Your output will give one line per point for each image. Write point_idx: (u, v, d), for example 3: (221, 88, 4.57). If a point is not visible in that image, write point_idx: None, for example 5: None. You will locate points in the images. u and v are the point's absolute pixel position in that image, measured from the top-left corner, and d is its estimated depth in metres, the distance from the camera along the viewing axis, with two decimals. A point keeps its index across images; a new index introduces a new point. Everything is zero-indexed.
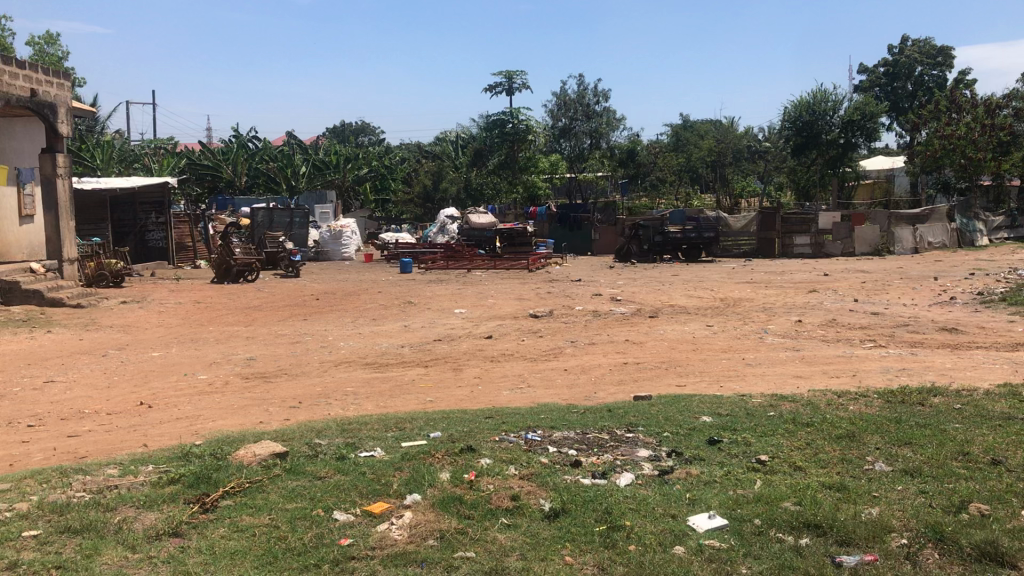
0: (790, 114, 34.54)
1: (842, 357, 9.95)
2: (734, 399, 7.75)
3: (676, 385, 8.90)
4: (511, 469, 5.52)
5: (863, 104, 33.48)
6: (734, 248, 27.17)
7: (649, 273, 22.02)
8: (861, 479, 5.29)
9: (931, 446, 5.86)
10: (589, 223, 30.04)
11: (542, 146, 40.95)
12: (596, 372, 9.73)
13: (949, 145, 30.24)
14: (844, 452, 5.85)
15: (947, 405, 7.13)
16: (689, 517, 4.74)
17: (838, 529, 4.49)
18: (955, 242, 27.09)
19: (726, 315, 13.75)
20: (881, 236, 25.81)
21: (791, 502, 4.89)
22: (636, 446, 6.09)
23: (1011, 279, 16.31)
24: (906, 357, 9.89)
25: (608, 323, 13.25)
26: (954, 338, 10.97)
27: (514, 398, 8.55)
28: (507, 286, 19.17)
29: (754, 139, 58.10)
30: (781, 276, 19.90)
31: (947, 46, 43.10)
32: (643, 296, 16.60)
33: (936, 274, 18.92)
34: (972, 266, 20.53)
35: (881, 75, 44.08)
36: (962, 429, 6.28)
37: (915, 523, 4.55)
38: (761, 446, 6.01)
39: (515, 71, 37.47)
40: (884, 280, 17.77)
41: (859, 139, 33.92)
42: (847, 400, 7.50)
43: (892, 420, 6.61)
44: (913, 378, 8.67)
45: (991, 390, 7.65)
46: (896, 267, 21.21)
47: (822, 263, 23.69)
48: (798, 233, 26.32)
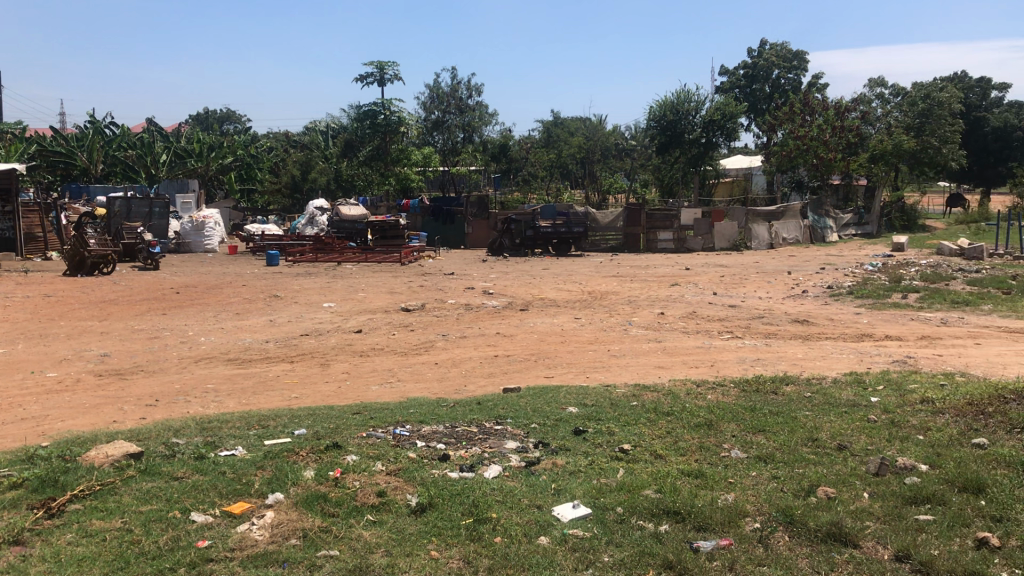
0: (655, 113, 35.42)
1: (701, 348, 10.30)
2: (599, 389, 7.90)
3: (544, 376, 9.03)
4: (378, 465, 5.44)
5: (723, 105, 34.57)
6: (601, 243, 27.61)
7: (520, 266, 22.23)
8: (718, 466, 5.49)
9: (783, 433, 6.13)
10: (462, 217, 30.10)
11: (414, 138, 40.22)
12: (467, 365, 9.75)
13: (802, 146, 31.41)
14: (702, 439, 6.05)
15: (799, 393, 7.48)
16: (554, 507, 4.80)
17: (696, 515, 4.63)
18: (808, 238, 28.48)
19: (594, 308, 14.00)
20: (739, 231, 26.93)
21: (652, 489, 5.03)
22: (504, 438, 6.12)
23: (858, 273, 17.21)
24: (761, 347, 10.32)
25: (479, 316, 13.31)
26: (806, 330, 11.52)
27: (382, 393, 8.48)
28: (376, 280, 18.95)
29: (622, 137, 59.32)
30: (646, 269, 20.50)
31: (801, 50, 45.03)
32: (513, 289, 16.72)
33: (790, 268, 19.81)
34: (824, 261, 21.51)
35: (740, 77, 45.82)
36: (812, 416, 6.61)
37: (767, 507, 4.76)
38: (624, 436, 6.14)
39: (387, 62, 36.80)
40: (741, 275, 18.46)
41: (720, 139, 35.01)
42: (706, 389, 7.78)
43: (748, 407, 6.90)
44: (767, 368, 9.09)
45: (837, 379, 8.10)
46: (753, 261, 22.09)
47: (683, 257, 24.45)
48: (662, 229, 27.17)
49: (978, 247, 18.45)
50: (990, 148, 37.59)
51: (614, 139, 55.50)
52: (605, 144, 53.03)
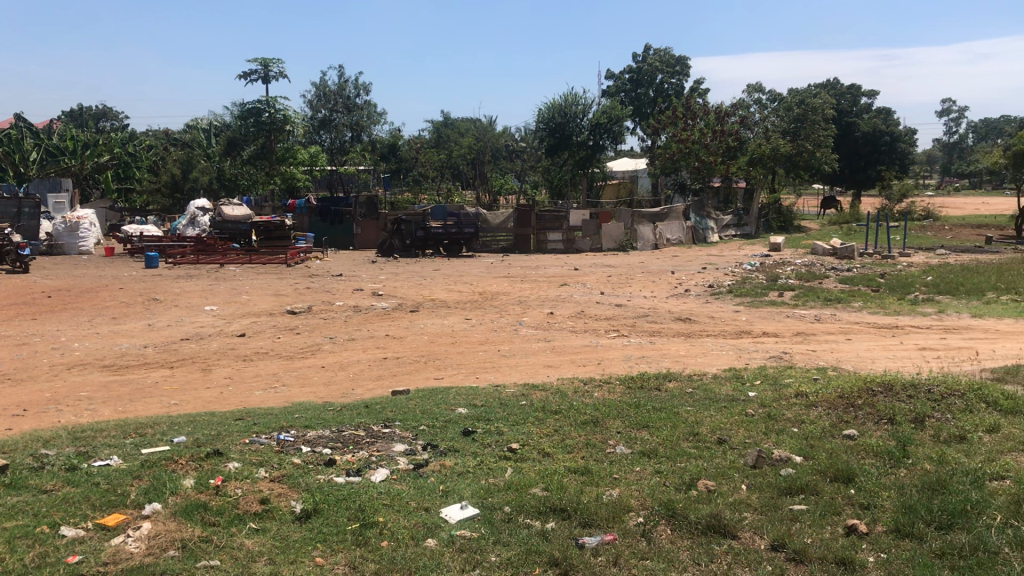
0: (544, 116, 35.67)
1: (588, 347, 10.46)
2: (488, 389, 7.94)
3: (433, 378, 9.01)
4: (261, 472, 5.32)
5: (609, 109, 35.24)
6: (492, 244, 27.54)
7: (410, 267, 22.10)
8: (603, 462, 5.58)
9: (665, 428, 6.29)
10: (351, 217, 29.77)
11: (300, 137, 39.47)
12: (355, 368, 9.63)
13: (685, 150, 32.25)
14: (589, 436, 6.15)
15: (681, 389, 7.69)
16: (442, 509, 4.80)
17: (581, 511, 4.70)
18: (690, 239, 29.30)
19: (484, 309, 14.04)
20: (626, 232, 27.45)
21: (539, 487, 5.08)
22: (392, 442, 6.07)
23: (738, 273, 17.79)
24: (646, 345, 10.56)
25: (368, 318, 13.17)
26: (689, 327, 11.86)
27: (267, 398, 8.30)
28: (261, 282, 18.53)
29: (511, 139, 59.70)
30: (535, 270, 20.69)
31: (684, 56, 46.30)
32: (403, 290, 16.62)
33: (674, 268, 20.33)
34: (706, 261, 22.16)
35: (625, 82, 46.77)
36: (693, 411, 6.81)
37: (650, 501, 4.87)
38: (513, 435, 6.18)
39: (272, 59, 36.07)
40: (628, 275, 18.83)
41: (606, 142, 35.70)
42: (592, 387, 7.91)
43: (632, 404, 7.05)
44: (651, 365, 9.30)
45: (718, 374, 8.36)
46: (638, 262, 22.56)
47: (572, 258, 24.76)
48: (551, 230, 27.47)
49: (849, 247, 19.32)
50: (860, 152, 39.39)
51: (504, 141, 55.82)
52: (494, 146, 53.22)
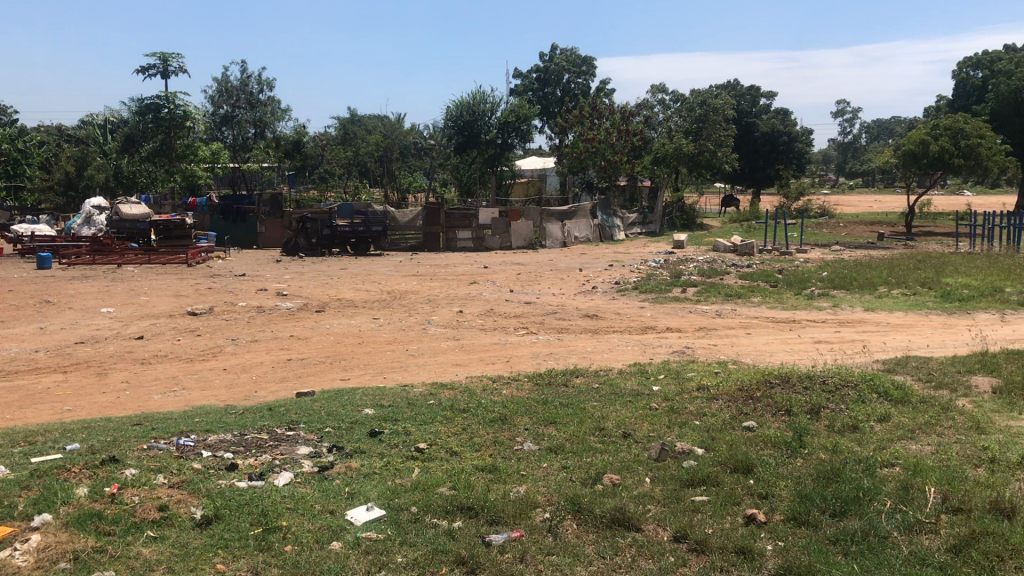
0: (451, 113, 35.43)
1: (496, 345, 10.49)
2: (395, 389, 7.88)
3: (339, 379, 8.89)
4: (159, 478, 5.16)
5: (517, 107, 35.44)
6: (401, 241, 27.49)
7: (316, 267, 21.76)
8: (511, 460, 5.60)
9: (572, 424, 6.35)
10: (254, 215, 29.15)
11: (201, 133, 38.40)
12: (259, 370, 9.44)
13: (591, 149, 32.43)
14: (496, 434, 6.16)
15: (587, 385, 7.78)
16: (347, 511, 4.74)
17: (488, 509, 4.71)
18: (598, 237, 29.66)
19: (391, 308, 13.93)
20: (535, 231, 27.67)
21: (446, 487, 5.07)
22: (296, 444, 5.97)
23: (643, 270, 18.10)
24: (553, 342, 10.65)
25: (272, 319, 12.93)
26: (595, 324, 12.01)
27: (166, 402, 8.06)
28: (160, 282, 17.99)
29: (419, 136, 59.38)
30: (444, 268, 20.63)
31: (590, 57, 46.80)
32: (309, 290, 16.37)
33: (581, 266, 20.57)
34: (613, 258, 22.47)
35: (533, 80, 46.91)
36: (600, 406, 6.89)
37: (557, 497, 4.91)
38: (420, 435, 6.15)
39: (171, 53, 35.04)
40: (536, 273, 18.95)
41: (514, 140, 35.86)
42: (500, 384, 7.93)
43: (540, 401, 7.10)
44: (558, 361, 9.39)
45: (623, 370, 8.49)
46: (546, 259, 22.72)
47: (481, 256, 24.78)
48: (461, 228, 27.36)
49: (749, 244, 19.87)
50: (760, 151, 40.50)
51: (411, 138, 55.46)
52: (402, 143, 52.75)
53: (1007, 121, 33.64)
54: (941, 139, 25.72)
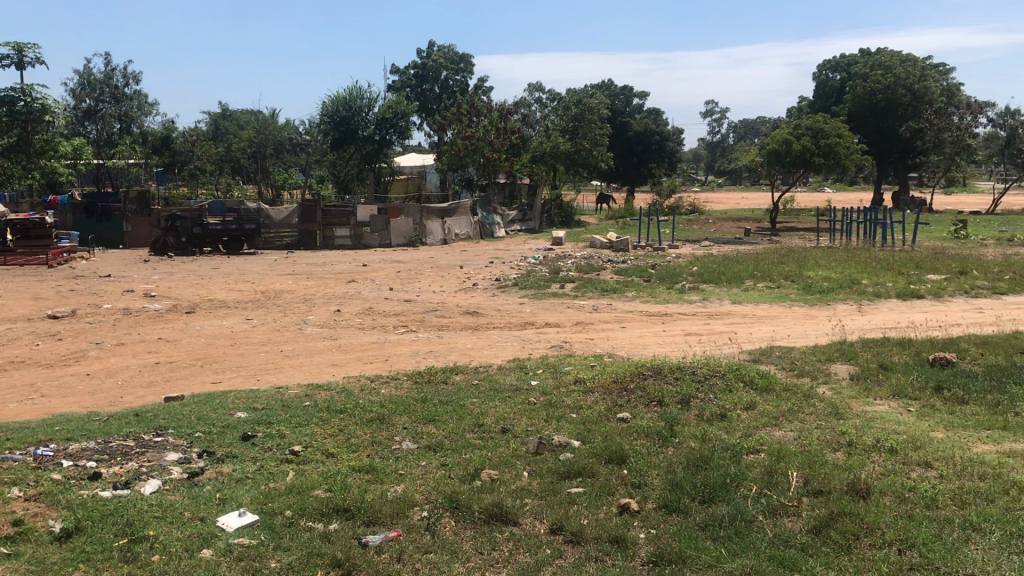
0: (327, 109, 34.62)
1: (375, 344, 10.38)
2: (270, 391, 7.69)
3: (211, 382, 8.61)
4: (14, 491, 4.89)
5: (394, 104, 35.12)
6: (275, 240, 26.54)
7: (187, 267, 21.03)
8: (388, 459, 5.54)
9: (451, 421, 6.34)
10: (120, 214, 27.90)
11: (62, 128, 36.48)
12: (124, 375, 9.06)
13: (471, 146, 32.41)
14: (374, 434, 6.10)
15: (466, 381, 7.79)
16: (219, 518, 4.60)
17: (365, 510, 4.66)
18: (477, 234, 29.76)
19: (266, 308, 13.61)
20: (415, 228, 27.56)
21: (322, 489, 4.98)
22: (165, 451, 5.75)
23: (523, 266, 18.25)
24: (433, 339, 10.61)
25: (139, 321, 12.43)
26: (475, 320, 12.04)
27: (23, 411, 7.64)
28: (19, 285, 17.07)
29: (294, 131, 58.17)
30: (321, 267, 20.28)
31: (467, 54, 46.82)
32: (179, 291, 15.81)
33: (461, 262, 20.57)
34: (492, 255, 22.58)
35: (411, 77, 46.49)
36: (478, 402, 6.91)
37: (434, 495, 4.89)
38: (295, 437, 6.03)
39: (27, 44, 33.13)
40: (416, 270, 18.86)
41: (392, 137, 35.48)
42: (379, 383, 7.85)
43: (418, 399, 7.06)
44: (438, 359, 9.36)
45: (503, 365, 8.53)
46: (426, 257, 22.64)
47: (359, 254, 24.48)
48: (339, 226, 26.81)
49: (625, 240, 20.32)
50: (634, 151, 41.39)
51: (286, 134, 54.24)
52: (277, 139, 51.44)
53: (862, 122, 35.28)
54: (803, 139, 26.91)
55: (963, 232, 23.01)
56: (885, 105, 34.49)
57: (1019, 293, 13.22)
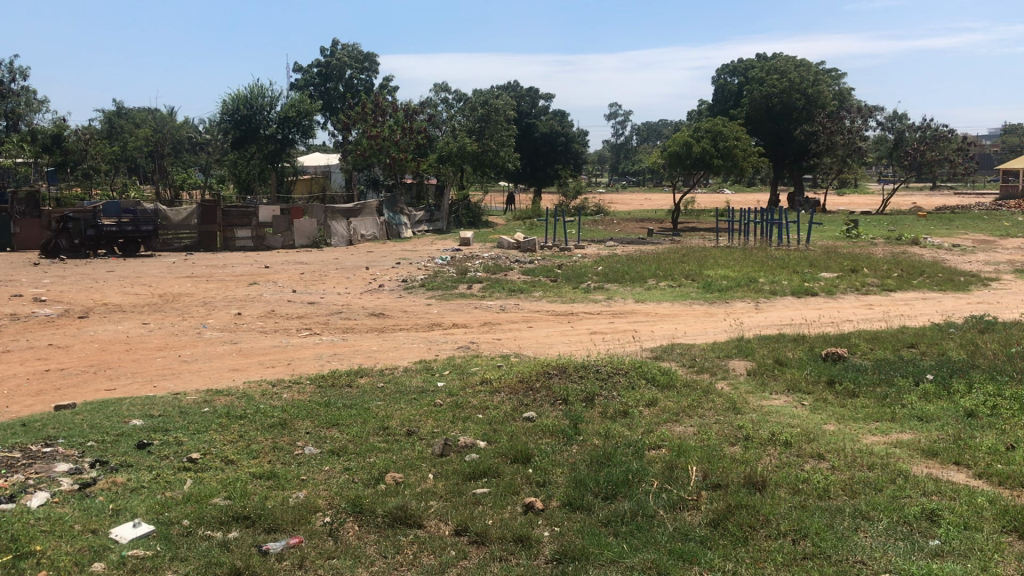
0: (228, 107, 33.67)
1: (278, 347, 10.18)
2: (167, 398, 7.47)
3: (104, 389, 8.31)
4: None
5: (298, 102, 34.48)
6: (174, 242, 25.35)
7: (80, 270, 20.26)
8: (291, 465, 5.45)
9: (355, 425, 6.27)
10: (7, 216, 26.64)
11: None
12: (11, 384, 8.67)
13: (376, 146, 31.54)
14: (275, 440, 5.98)
15: (371, 384, 7.71)
16: (112, 529, 4.44)
17: (266, 516, 4.56)
18: (384, 234, 29.60)
19: (164, 312, 13.21)
20: (319, 229, 27.18)
21: (221, 497, 4.86)
22: (54, 461, 5.52)
23: (430, 267, 18.17)
24: (338, 342, 10.48)
25: (28, 327, 11.91)
26: (381, 322, 11.93)
27: None
28: None
29: (194, 130, 56.66)
30: (223, 269, 19.80)
31: (372, 53, 46.40)
32: (71, 295, 15.20)
33: (367, 263, 20.37)
34: (399, 256, 22.41)
35: (314, 75, 45.76)
36: (384, 405, 6.84)
37: (338, 500, 4.82)
38: (193, 444, 5.87)
39: None
40: (321, 272, 18.58)
41: (296, 136, 34.86)
42: (281, 388, 7.70)
43: (322, 403, 6.95)
44: (342, 362, 9.24)
45: (409, 367, 8.48)
46: (331, 258, 22.33)
47: (263, 255, 23.98)
48: (239, 227, 26.07)
49: (531, 241, 20.43)
50: (540, 152, 41.67)
51: (185, 132, 52.74)
52: (175, 138, 49.88)
53: (760, 125, 36.63)
54: (702, 141, 27.58)
55: (855, 232, 23.90)
56: (781, 108, 35.88)
57: (906, 290, 13.80)
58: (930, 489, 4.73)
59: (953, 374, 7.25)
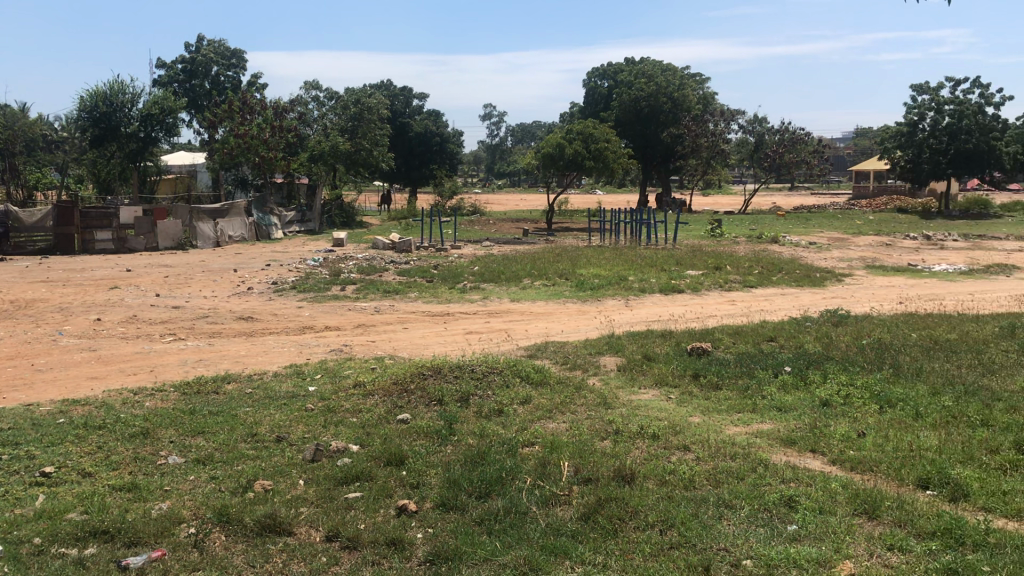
0: (85, 104, 31.95)
1: (140, 354, 9.77)
2: (17, 410, 7.06)
3: None
4: None
5: (161, 99, 33.14)
6: (27, 245, 24.11)
7: None
8: (153, 475, 5.24)
9: (223, 432, 6.08)
10: None
11: None
12: None
13: (243, 145, 30.60)
14: (137, 450, 5.74)
15: (239, 390, 7.50)
16: None
17: (126, 530, 4.38)
18: (253, 235, 28.90)
19: (16, 319, 12.49)
20: (184, 231, 26.14)
21: (77, 512, 4.63)
22: None
23: (301, 269, 17.82)
24: (204, 347, 10.14)
25: None
26: (250, 326, 11.62)
27: None
28: None
29: (47, 127, 53.76)
30: (80, 273, 18.88)
31: (239, 50, 45.22)
32: None
33: (236, 266, 19.81)
34: (269, 258, 21.88)
35: (178, 72, 44.13)
36: (252, 411, 6.67)
37: (203, 510, 4.67)
38: (47, 458, 5.57)
39: None
40: (186, 275, 17.95)
41: (159, 134, 33.54)
42: (143, 396, 7.40)
43: (187, 411, 6.71)
44: (209, 367, 8.95)
45: (278, 372, 8.29)
46: (197, 260, 21.60)
47: (125, 258, 22.98)
48: (98, 228, 24.84)
49: (406, 242, 20.31)
50: (415, 152, 41.48)
51: (38, 130, 49.99)
52: (27, 135, 47.17)
53: (630, 127, 37.57)
54: (575, 143, 28.06)
55: (718, 231, 24.81)
56: (649, 111, 36.90)
57: (766, 286, 14.41)
58: (788, 476, 4.94)
59: (810, 365, 7.61)
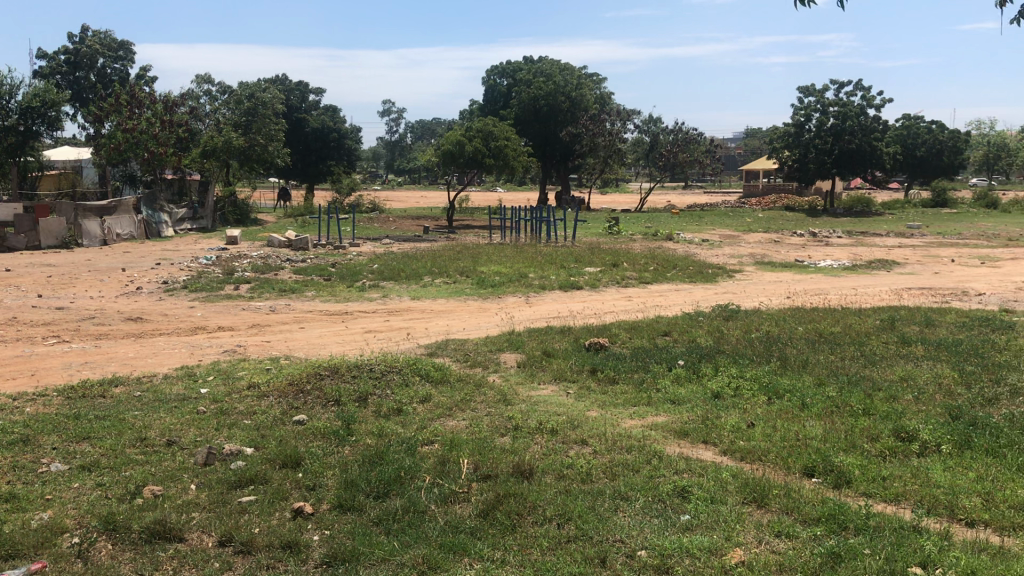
0: None
1: (20, 358, 9.33)
2: None
3: None
4: None
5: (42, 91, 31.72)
6: None
7: None
8: (34, 484, 5.02)
9: (109, 437, 5.87)
10: None
11: None
12: None
13: (132, 139, 29.75)
14: (16, 458, 5.49)
15: (128, 393, 7.25)
16: None
17: (4, 543, 4.18)
18: (142, 234, 27.90)
19: None
20: (68, 229, 25.00)
21: None
22: None
23: (194, 267, 17.32)
24: (89, 350, 9.76)
25: None
26: (139, 327, 11.24)
27: None
28: None
29: None
30: None
31: (127, 41, 43.73)
32: None
33: (123, 265, 19.11)
34: (159, 256, 21.19)
35: (61, 63, 42.35)
36: (141, 415, 6.46)
37: (88, 518, 4.50)
38: None
39: None
40: (70, 275, 17.23)
41: (41, 128, 32.15)
42: (22, 402, 7.07)
43: (70, 416, 6.45)
44: (94, 370, 8.62)
45: (169, 374, 8.04)
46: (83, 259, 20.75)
47: (5, 258, 21.93)
48: None
49: (303, 239, 19.98)
50: (311, 148, 40.83)
51: None
52: None
53: (528, 125, 37.64)
54: (475, 141, 27.93)
55: (615, 228, 25.21)
56: (548, 109, 37.03)
57: (661, 282, 14.72)
58: (681, 467, 5.07)
59: (701, 359, 7.80)
